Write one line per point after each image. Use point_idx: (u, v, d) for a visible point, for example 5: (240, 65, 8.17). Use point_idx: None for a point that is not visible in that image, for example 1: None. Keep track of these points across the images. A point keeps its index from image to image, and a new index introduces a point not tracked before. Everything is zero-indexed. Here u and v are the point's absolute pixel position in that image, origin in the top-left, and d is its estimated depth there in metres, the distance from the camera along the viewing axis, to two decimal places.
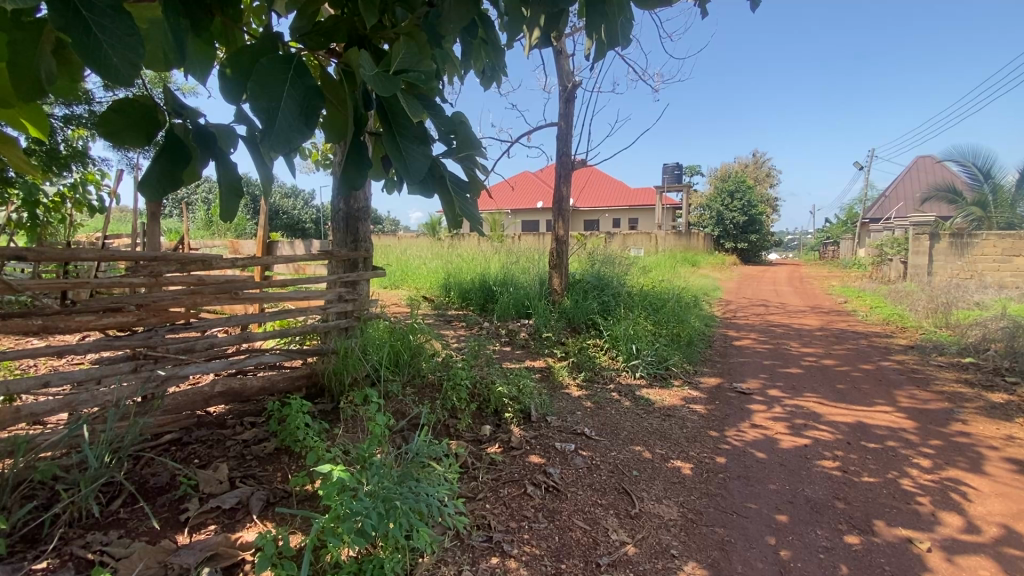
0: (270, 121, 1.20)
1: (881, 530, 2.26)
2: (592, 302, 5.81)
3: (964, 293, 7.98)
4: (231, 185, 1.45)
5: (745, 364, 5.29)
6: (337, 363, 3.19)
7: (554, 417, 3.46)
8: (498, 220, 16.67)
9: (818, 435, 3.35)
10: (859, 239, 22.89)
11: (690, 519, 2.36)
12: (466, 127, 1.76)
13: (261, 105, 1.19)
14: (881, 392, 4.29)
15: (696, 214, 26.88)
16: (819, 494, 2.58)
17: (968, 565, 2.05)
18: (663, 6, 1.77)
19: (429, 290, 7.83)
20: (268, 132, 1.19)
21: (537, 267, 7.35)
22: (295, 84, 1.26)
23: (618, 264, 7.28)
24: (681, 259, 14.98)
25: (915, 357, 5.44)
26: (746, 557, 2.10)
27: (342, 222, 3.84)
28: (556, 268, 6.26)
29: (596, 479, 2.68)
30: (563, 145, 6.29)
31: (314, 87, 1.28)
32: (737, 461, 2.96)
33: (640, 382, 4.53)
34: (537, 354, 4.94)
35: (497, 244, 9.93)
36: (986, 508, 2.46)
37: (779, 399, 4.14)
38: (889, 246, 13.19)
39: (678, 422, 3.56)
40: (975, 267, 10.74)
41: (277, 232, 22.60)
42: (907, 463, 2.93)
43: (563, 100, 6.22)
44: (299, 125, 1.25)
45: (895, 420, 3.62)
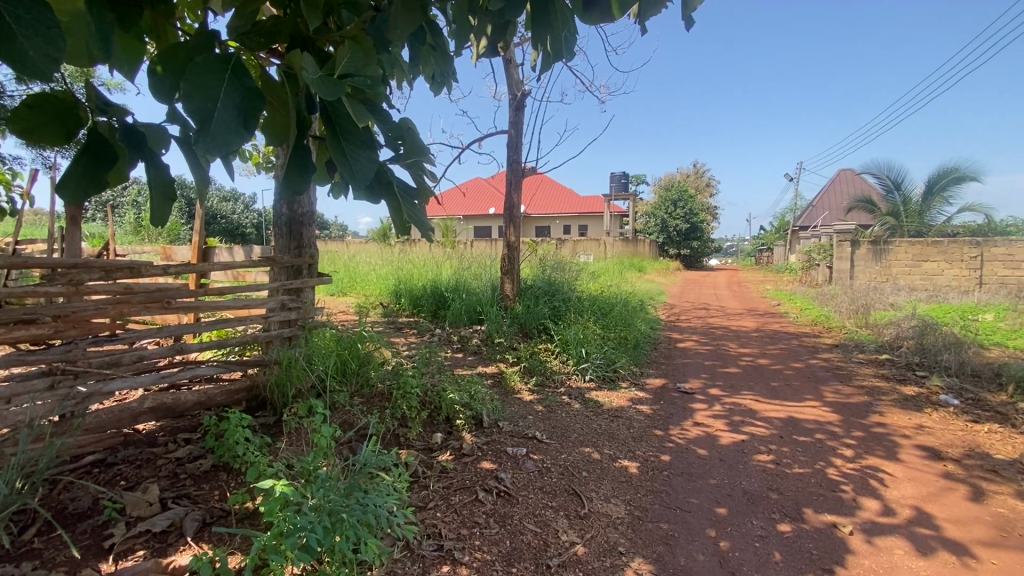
0: (205, 123, 1.16)
1: (810, 517, 2.42)
2: (542, 307, 5.89)
3: (879, 295, 8.68)
4: (162, 188, 1.38)
5: (688, 365, 5.54)
6: (279, 374, 3.07)
7: (506, 422, 3.48)
8: (450, 227, 16.67)
9: (754, 430, 3.55)
10: (790, 244, 24.48)
11: (637, 516, 2.43)
12: (413, 135, 1.87)
13: (194, 107, 1.16)
14: (810, 388, 4.59)
15: (642, 220, 27.82)
16: (754, 486, 2.72)
17: (885, 545, 2.22)
18: (605, 22, 1.88)
19: (379, 297, 7.69)
20: (203, 133, 1.16)
21: (489, 273, 7.38)
22: (234, 85, 1.22)
23: (567, 270, 7.42)
24: (628, 266, 15.48)
25: (839, 354, 5.87)
26: (688, 550, 2.18)
27: (285, 227, 3.68)
28: (508, 275, 6.31)
29: (546, 481, 2.71)
30: (513, 153, 6.36)
31: (254, 88, 1.25)
32: (680, 458, 3.08)
33: (590, 385, 4.62)
34: (488, 360, 4.95)
35: (448, 251, 9.89)
36: (900, 492, 2.68)
37: (718, 397, 4.35)
38: (817, 252, 14.19)
39: (625, 423, 3.67)
40: (890, 271, 11.68)
41: (215, 237, 21.46)
42: (832, 454, 3.16)
43: (513, 108, 6.30)
44: (236, 126, 1.21)
45: (822, 413, 3.88)
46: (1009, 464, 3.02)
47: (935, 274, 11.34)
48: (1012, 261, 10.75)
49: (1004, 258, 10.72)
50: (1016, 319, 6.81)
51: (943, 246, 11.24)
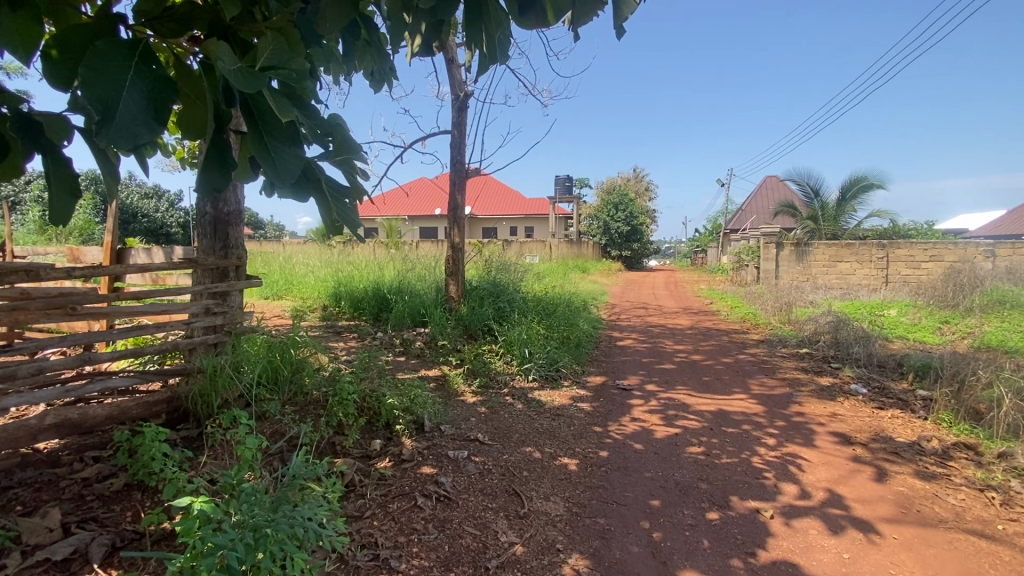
0: (109, 113, 1.09)
1: (735, 503, 2.56)
2: (486, 308, 5.88)
3: (800, 294, 9.32)
4: (63, 181, 1.35)
5: (627, 362, 5.71)
6: (203, 384, 2.88)
7: (448, 425, 3.44)
8: (394, 228, 16.35)
9: (687, 423, 3.71)
10: (722, 246, 25.85)
11: (575, 512, 2.48)
12: (342, 131, 1.83)
13: (95, 96, 1.09)
14: (738, 382, 4.86)
15: (586, 223, 28.45)
16: (686, 477, 2.84)
17: (802, 527, 2.38)
18: (539, 28, 1.91)
19: (318, 301, 7.40)
20: (106, 123, 1.09)
21: (433, 275, 7.28)
22: (142, 73, 1.16)
23: (512, 271, 7.46)
24: (572, 267, 15.79)
25: (765, 349, 6.26)
26: (624, 542, 2.24)
27: (209, 227, 3.46)
28: (452, 276, 6.26)
29: (487, 483, 2.70)
30: (456, 153, 6.31)
31: (165, 77, 1.19)
32: (618, 453, 3.17)
33: (533, 385, 4.66)
34: (431, 363, 4.88)
35: (391, 252, 9.68)
36: (815, 476, 2.89)
37: (655, 393, 4.52)
38: (746, 254, 15.06)
39: (566, 421, 3.73)
40: (810, 271, 12.58)
41: (134, 237, 19.86)
42: (757, 443, 3.35)
43: (456, 109, 6.26)
44: (145, 119, 1.15)
45: (748, 405, 4.12)
46: (908, 445, 3.32)
47: (849, 274, 12.34)
48: (913, 261, 11.88)
49: (906, 259, 11.83)
50: (915, 314, 7.52)
51: (855, 248, 12.25)
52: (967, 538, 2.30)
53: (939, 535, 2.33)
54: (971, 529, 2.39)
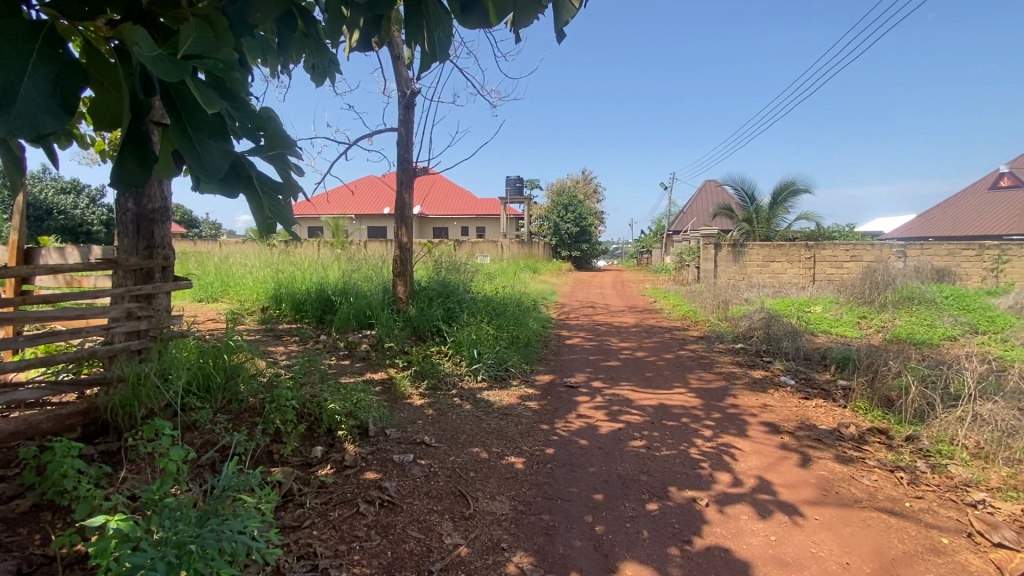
0: (9, 100, 1.05)
1: (674, 494, 2.66)
2: (435, 308, 5.82)
3: (737, 292, 9.81)
4: None
5: (575, 360, 5.82)
6: (124, 394, 2.68)
7: (394, 429, 3.38)
8: (340, 227, 15.86)
9: (630, 418, 3.83)
10: (666, 246, 26.83)
11: (520, 510, 2.49)
12: (275, 124, 1.77)
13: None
14: (679, 377, 5.07)
15: (536, 224, 28.74)
16: (628, 471, 2.93)
17: (734, 513, 2.51)
18: (481, 28, 1.92)
19: (257, 304, 7.07)
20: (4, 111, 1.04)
21: (380, 275, 7.13)
22: (46, 58, 1.12)
23: (462, 271, 7.42)
24: (523, 267, 15.91)
25: (704, 345, 6.55)
26: (567, 537, 2.28)
27: (132, 225, 3.22)
28: (400, 276, 6.14)
29: (433, 486, 2.67)
30: (403, 151, 6.20)
31: (73, 64, 1.15)
32: (564, 450, 3.22)
33: (482, 385, 4.65)
34: (377, 365, 4.77)
35: (337, 253, 9.39)
36: (747, 464, 3.05)
37: (601, 390, 4.63)
38: (688, 254, 15.71)
39: (514, 420, 3.75)
40: (746, 271, 13.29)
41: (49, 236, 18.18)
42: (694, 434, 3.51)
43: (402, 106, 6.15)
44: (51, 108, 1.11)
45: (688, 399, 4.30)
46: (830, 432, 3.57)
47: (780, 273, 13.13)
48: (836, 261, 12.80)
49: (830, 259, 12.74)
50: (838, 310, 8.11)
51: (785, 249, 13.05)
52: (878, 516, 2.50)
53: (855, 514, 2.52)
54: (883, 507, 2.60)
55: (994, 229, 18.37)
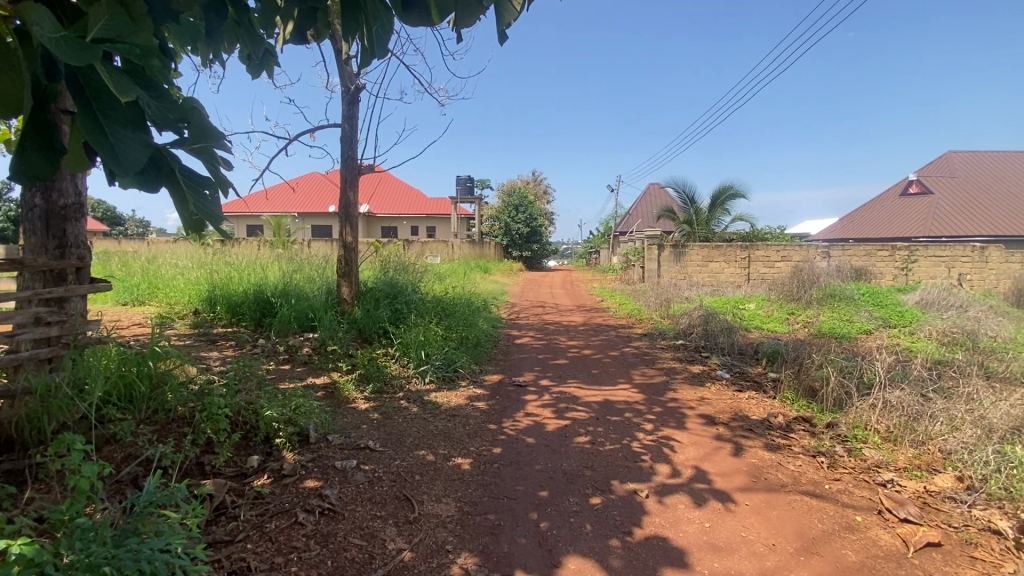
0: None
1: (616, 487, 2.74)
2: (381, 310, 5.69)
3: (679, 291, 10.22)
4: None
5: (524, 360, 5.86)
6: (31, 408, 2.44)
7: (336, 435, 3.28)
8: (282, 225, 15.19)
9: (576, 415, 3.91)
10: (613, 246, 27.53)
11: (466, 511, 2.49)
12: (201, 116, 1.69)
13: None
14: (623, 373, 5.22)
15: (487, 224, 28.73)
16: (573, 466, 2.99)
17: (672, 502, 2.61)
18: (422, 26, 1.91)
19: (189, 307, 6.65)
20: None
21: (324, 276, 6.90)
22: None
23: (410, 271, 7.30)
24: (473, 267, 15.85)
25: (648, 342, 6.78)
26: (513, 535, 2.29)
27: (40, 221, 2.94)
28: (344, 277, 5.96)
29: (376, 491, 2.62)
30: (347, 148, 6.02)
31: None
32: (511, 449, 3.24)
33: (430, 387, 4.59)
34: (320, 370, 4.60)
35: (277, 252, 8.99)
36: (685, 455, 3.19)
37: (548, 388, 4.69)
38: (633, 254, 16.19)
39: (462, 421, 3.73)
40: (687, 270, 13.86)
41: None
42: (637, 429, 3.63)
43: (346, 102, 5.98)
44: None
45: (631, 395, 4.44)
46: (760, 422, 3.80)
47: (718, 273, 13.79)
48: (769, 261, 13.59)
49: (762, 259, 13.52)
50: (769, 307, 8.62)
51: (723, 250, 13.72)
52: (801, 498, 2.69)
53: (781, 498, 2.69)
54: (806, 490, 2.79)
55: (905, 232, 20.11)
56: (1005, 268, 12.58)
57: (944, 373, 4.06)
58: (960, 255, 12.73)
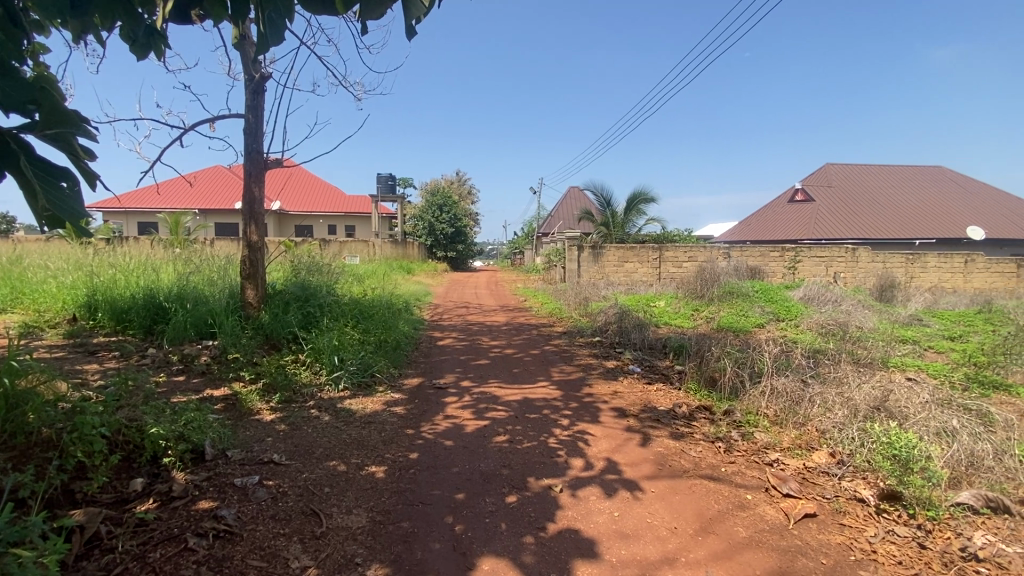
0: None
1: (532, 484, 2.78)
2: (291, 314, 5.36)
3: (596, 291, 10.61)
4: None
5: (445, 361, 5.80)
6: None
7: (236, 450, 3.04)
8: (180, 223, 13.85)
9: (495, 414, 3.92)
10: (536, 247, 28.06)
11: (379, 521, 2.40)
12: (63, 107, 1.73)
13: None
14: (543, 371, 5.33)
15: (410, 224, 28.14)
16: (490, 466, 2.99)
17: (584, 495, 2.70)
18: (325, 13, 1.83)
19: (63, 315, 5.86)
20: None
21: (227, 278, 6.38)
22: None
23: (324, 272, 6.96)
24: (395, 267, 15.43)
25: (567, 340, 6.98)
26: (426, 542, 2.25)
27: None
28: (249, 279, 5.55)
29: (281, 508, 2.45)
30: (252, 140, 5.61)
31: None
32: (428, 453, 3.18)
33: (344, 394, 4.40)
34: (219, 380, 4.24)
35: (173, 252, 8.19)
36: (598, 448, 3.31)
37: (469, 389, 4.67)
38: (554, 255, 16.59)
39: (378, 427, 3.60)
40: (605, 270, 14.45)
41: None
42: (554, 425, 3.71)
43: (250, 91, 5.57)
44: None
45: (550, 392, 4.54)
46: (667, 412, 4.04)
47: (633, 273, 14.51)
48: (677, 261, 14.52)
49: (671, 259, 14.42)
50: (677, 304, 9.21)
51: (637, 250, 14.44)
52: (701, 482, 2.89)
53: (683, 483, 2.87)
54: (706, 473, 3.00)
55: (792, 235, 22.35)
56: (871, 267, 14.36)
57: (820, 360, 4.56)
58: (836, 256, 14.36)
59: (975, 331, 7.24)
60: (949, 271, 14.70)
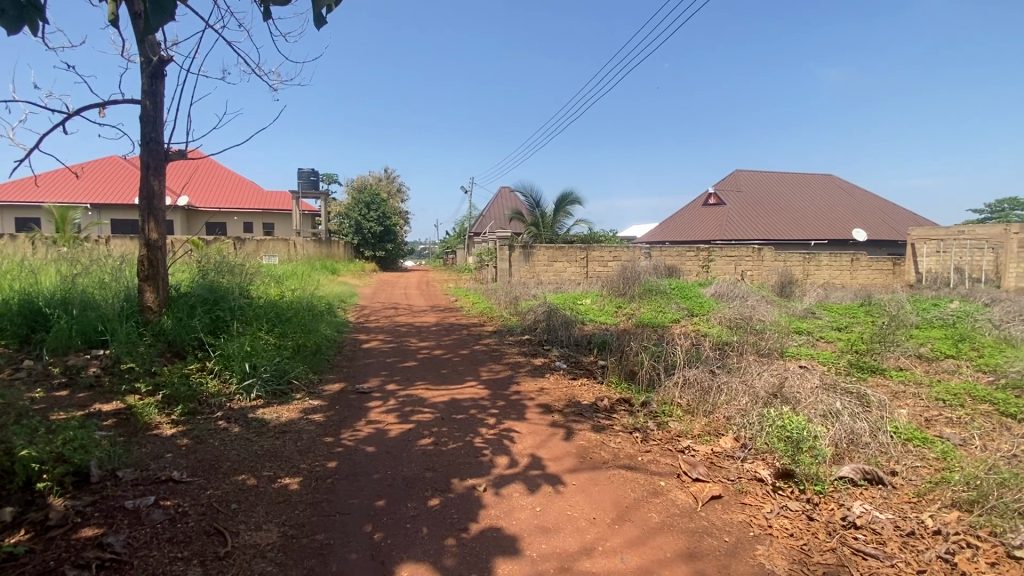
0: None
1: (455, 485, 2.76)
2: (197, 318, 4.96)
3: (526, 290, 10.76)
4: None
5: (370, 364, 5.62)
6: None
7: (129, 469, 2.75)
8: (69, 219, 12.37)
9: (420, 417, 3.86)
10: (468, 246, 27.96)
11: (291, 535, 2.28)
12: None
13: None
14: (471, 371, 5.32)
15: (335, 222, 27.02)
16: (413, 470, 2.94)
17: (507, 492, 2.72)
18: None
19: None
20: None
21: (122, 279, 5.78)
22: None
23: (237, 273, 6.50)
24: (320, 268, 14.74)
25: (496, 339, 7.02)
26: (342, 553, 2.16)
27: None
28: (148, 281, 5.05)
29: (180, 529, 2.26)
30: (149, 129, 5.12)
31: None
32: (348, 461, 3.06)
33: (258, 404, 4.14)
34: (110, 394, 3.82)
35: (56, 251, 7.30)
36: (523, 445, 3.35)
37: (394, 392, 4.56)
38: (486, 255, 16.62)
39: (293, 437, 3.42)
40: (535, 270, 14.68)
41: None
42: (480, 424, 3.71)
43: (148, 76, 5.07)
44: None
45: (477, 391, 4.54)
46: (590, 406, 4.18)
47: (562, 272, 14.86)
48: (604, 261, 15.05)
49: (598, 259, 14.93)
50: (603, 301, 9.55)
51: (565, 250, 14.80)
52: (618, 472, 3.01)
53: (603, 474, 2.98)
54: (624, 463, 3.14)
55: (707, 236, 23.91)
56: (775, 266, 15.68)
57: (727, 352, 4.92)
58: (744, 255, 15.53)
59: (857, 322, 8.11)
60: (838, 269, 16.37)
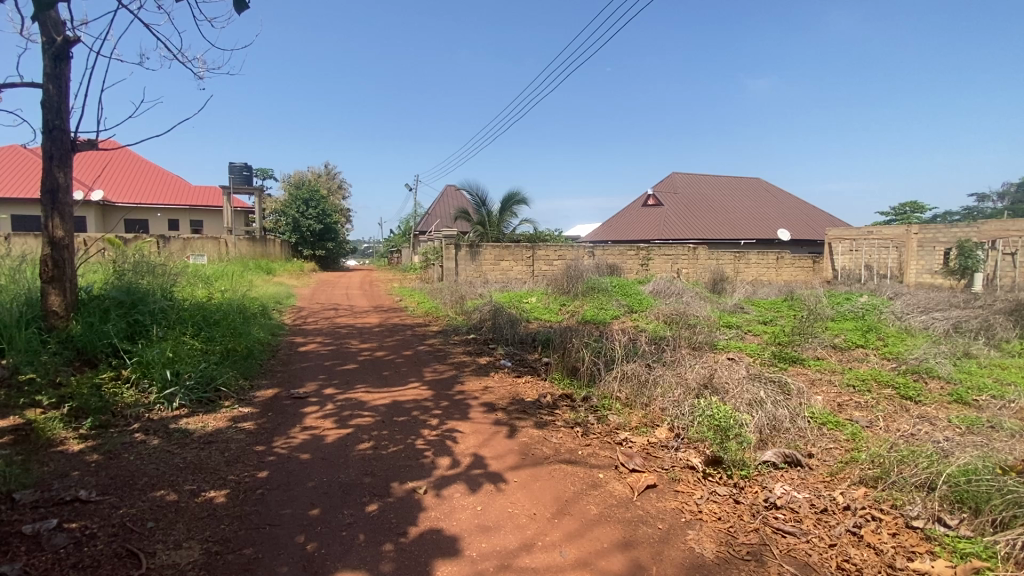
0: None
1: (394, 489, 2.71)
2: (111, 323, 4.56)
3: (471, 289, 10.72)
4: None
5: (307, 368, 5.41)
6: None
7: (27, 491, 2.49)
8: None
9: (360, 421, 3.75)
10: (413, 246, 27.52)
11: (215, 552, 2.15)
12: None
13: None
14: (414, 372, 5.23)
15: (272, 220, 25.76)
16: (350, 476, 2.85)
17: (448, 493, 2.70)
18: None
19: None
20: None
21: (20, 281, 5.22)
22: None
23: (158, 273, 6.05)
24: (254, 268, 13.98)
25: (441, 339, 6.95)
26: (271, 566, 2.07)
27: None
28: (52, 283, 4.59)
29: (87, 553, 2.07)
30: (52, 116, 4.65)
31: None
32: (280, 470, 2.93)
33: (181, 413, 3.87)
34: (6, 409, 3.44)
35: None
36: (465, 445, 3.34)
37: (333, 396, 4.41)
38: (432, 254, 16.41)
39: (220, 447, 3.23)
40: (481, 269, 14.66)
41: None
42: (422, 426, 3.66)
43: (49, 57, 4.60)
44: None
45: (419, 392, 4.47)
46: (533, 403, 4.22)
47: (508, 271, 14.93)
48: (549, 260, 15.26)
49: (543, 258, 15.11)
50: (548, 300, 9.69)
51: (511, 249, 14.88)
52: (559, 467, 3.06)
53: (544, 470, 3.02)
54: (564, 458, 3.19)
55: (647, 236, 24.79)
56: (709, 264, 16.51)
57: (664, 346, 5.13)
58: (681, 254, 16.25)
59: (781, 315, 8.70)
60: (765, 267, 17.47)
